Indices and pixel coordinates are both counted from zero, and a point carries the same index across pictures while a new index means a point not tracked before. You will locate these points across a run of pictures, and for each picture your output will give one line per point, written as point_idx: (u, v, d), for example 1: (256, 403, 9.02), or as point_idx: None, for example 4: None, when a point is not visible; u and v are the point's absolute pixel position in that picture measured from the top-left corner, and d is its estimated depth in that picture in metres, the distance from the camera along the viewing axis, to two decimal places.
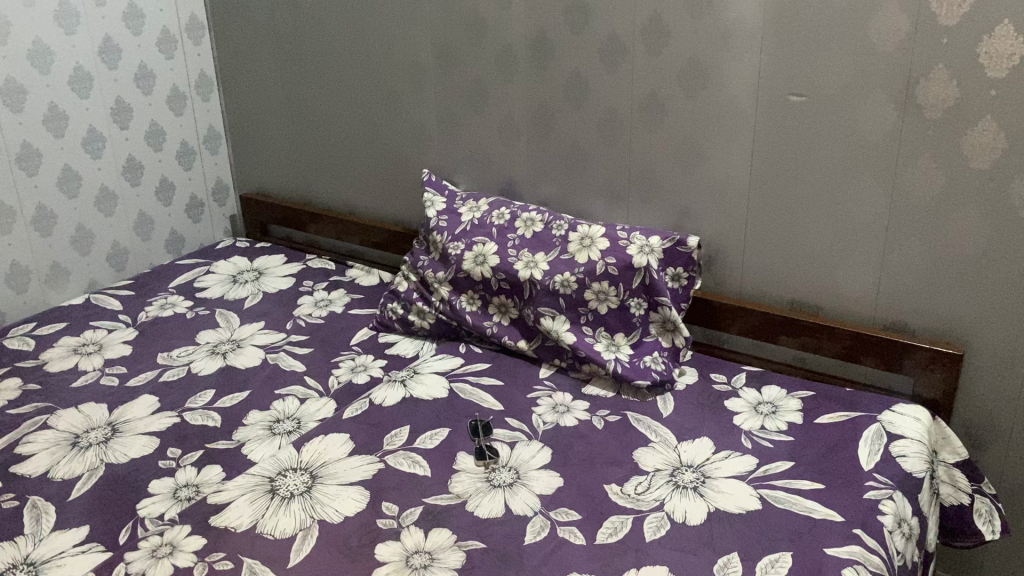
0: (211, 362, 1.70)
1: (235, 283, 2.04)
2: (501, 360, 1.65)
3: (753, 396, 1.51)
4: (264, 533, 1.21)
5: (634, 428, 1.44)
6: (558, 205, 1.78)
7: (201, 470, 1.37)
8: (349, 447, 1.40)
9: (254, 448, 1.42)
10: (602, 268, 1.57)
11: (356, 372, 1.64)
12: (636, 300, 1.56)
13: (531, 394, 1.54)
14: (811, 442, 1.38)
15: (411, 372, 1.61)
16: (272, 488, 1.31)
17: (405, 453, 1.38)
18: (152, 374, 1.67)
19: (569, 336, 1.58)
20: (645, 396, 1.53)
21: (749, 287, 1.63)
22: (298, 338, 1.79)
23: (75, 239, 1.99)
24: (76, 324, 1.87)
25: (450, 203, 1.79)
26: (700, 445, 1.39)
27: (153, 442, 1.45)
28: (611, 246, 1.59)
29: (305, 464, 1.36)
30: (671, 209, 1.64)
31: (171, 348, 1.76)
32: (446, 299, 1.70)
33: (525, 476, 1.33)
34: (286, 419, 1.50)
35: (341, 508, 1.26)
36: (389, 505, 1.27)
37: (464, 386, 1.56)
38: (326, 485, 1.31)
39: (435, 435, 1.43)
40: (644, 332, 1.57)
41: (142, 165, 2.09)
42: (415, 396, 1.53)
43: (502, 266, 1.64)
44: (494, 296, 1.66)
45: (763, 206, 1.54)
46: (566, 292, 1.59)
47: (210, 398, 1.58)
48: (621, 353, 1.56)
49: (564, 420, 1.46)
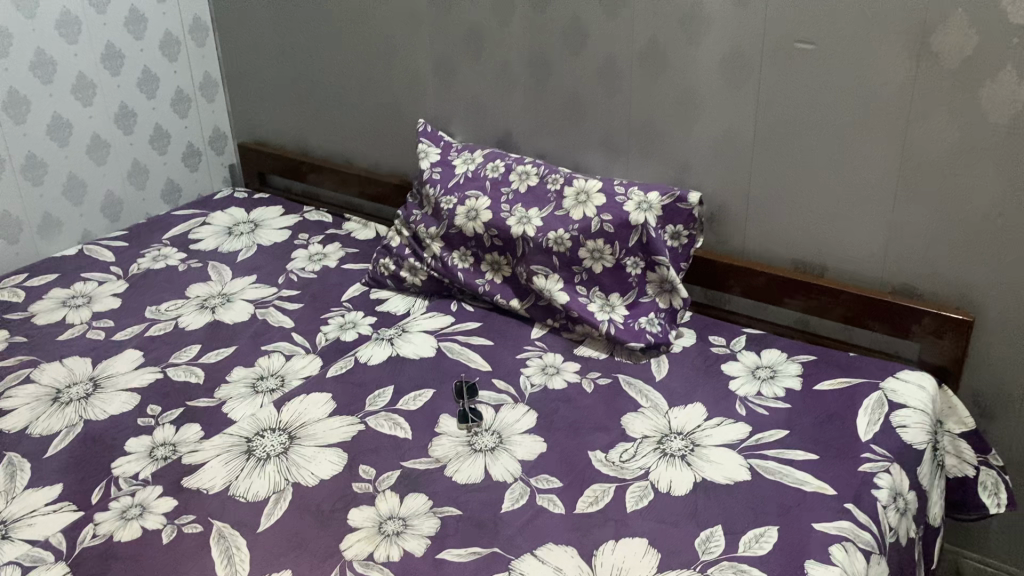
0: (199, 317, 1.67)
1: (230, 235, 2.00)
2: (493, 319, 1.60)
3: (752, 359, 1.45)
4: (237, 495, 1.19)
5: (624, 392, 1.39)
6: (557, 158, 1.71)
7: (180, 429, 1.35)
8: (330, 406, 1.36)
9: (235, 406, 1.39)
10: (597, 226, 1.51)
11: (344, 329, 1.60)
12: (633, 259, 1.50)
13: (521, 354, 1.49)
14: (808, 411, 1.32)
15: (400, 330, 1.57)
16: (248, 448, 1.27)
17: (387, 414, 1.34)
18: (139, 328, 1.64)
19: (562, 295, 1.53)
20: (639, 359, 1.48)
21: (752, 246, 1.56)
22: (289, 293, 1.75)
23: (67, 189, 1.96)
24: (67, 275, 1.84)
25: (445, 155, 1.73)
26: (692, 411, 1.34)
27: (134, 398, 1.43)
28: (607, 202, 1.52)
29: (285, 423, 1.33)
30: (672, 163, 1.57)
31: (160, 301, 1.73)
32: (438, 255, 1.65)
33: (508, 441, 1.29)
34: (271, 377, 1.47)
35: (317, 471, 1.23)
36: (366, 468, 1.24)
37: (453, 346, 1.52)
38: (304, 446, 1.28)
39: (420, 395, 1.39)
40: (640, 293, 1.51)
41: (135, 113, 2.04)
42: (402, 354, 1.49)
43: (495, 222, 1.58)
44: (486, 253, 1.61)
45: (767, 161, 1.46)
46: (560, 250, 1.53)
47: (195, 354, 1.55)
48: (615, 314, 1.51)
49: (553, 382, 1.42)
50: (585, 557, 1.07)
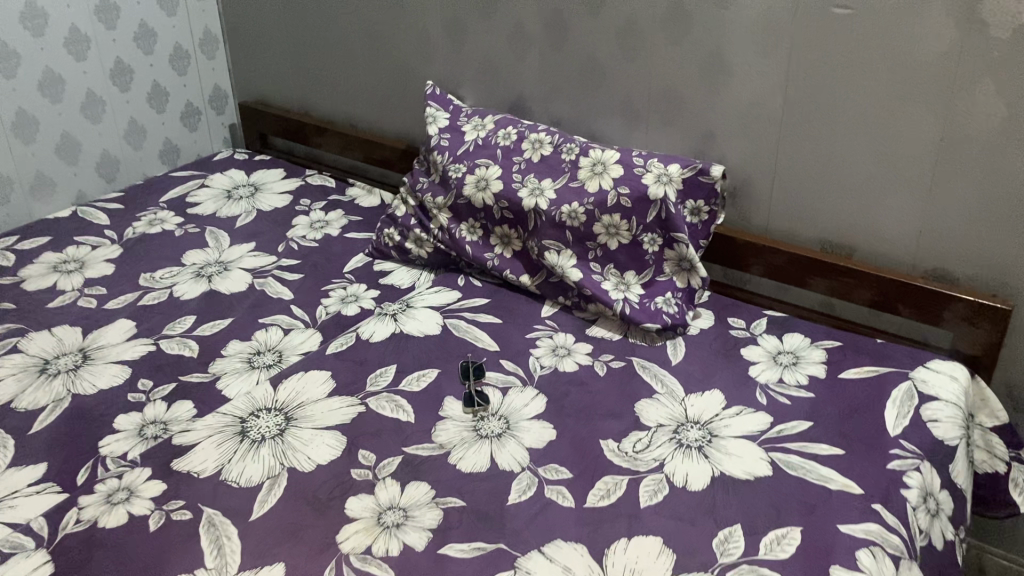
0: (195, 286, 1.60)
1: (230, 199, 1.93)
2: (502, 295, 1.53)
3: (773, 344, 1.38)
4: (229, 481, 1.13)
5: (639, 376, 1.32)
6: (571, 126, 1.62)
7: (171, 406, 1.29)
8: (329, 386, 1.30)
9: (230, 383, 1.33)
10: (614, 199, 1.43)
11: (346, 303, 1.53)
12: (650, 235, 1.43)
13: (530, 334, 1.42)
14: (833, 402, 1.25)
15: (405, 305, 1.50)
16: (242, 430, 1.21)
17: (389, 395, 1.28)
18: (132, 297, 1.57)
19: (575, 272, 1.45)
20: (654, 341, 1.41)
21: (777, 224, 1.47)
22: (289, 262, 1.67)
23: (61, 147, 1.88)
24: (59, 238, 1.77)
25: (454, 120, 1.65)
26: (710, 398, 1.27)
27: (124, 371, 1.36)
28: (624, 175, 1.44)
29: (281, 403, 1.26)
30: (694, 133, 1.48)
31: (154, 268, 1.66)
32: (445, 227, 1.58)
33: (515, 427, 1.22)
34: (267, 352, 1.41)
35: (313, 456, 1.17)
36: (365, 453, 1.17)
37: (459, 323, 1.44)
38: (301, 428, 1.21)
39: (424, 375, 1.32)
40: (657, 271, 1.44)
41: (132, 69, 1.95)
42: (406, 331, 1.42)
43: (506, 193, 1.51)
44: (496, 226, 1.53)
45: (797, 134, 1.37)
46: (574, 224, 1.45)
47: (189, 325, 1.49)
48: (630, 293, 1.43)
49: (564, 365, 1.35)
50: (596, 556, 1.01)
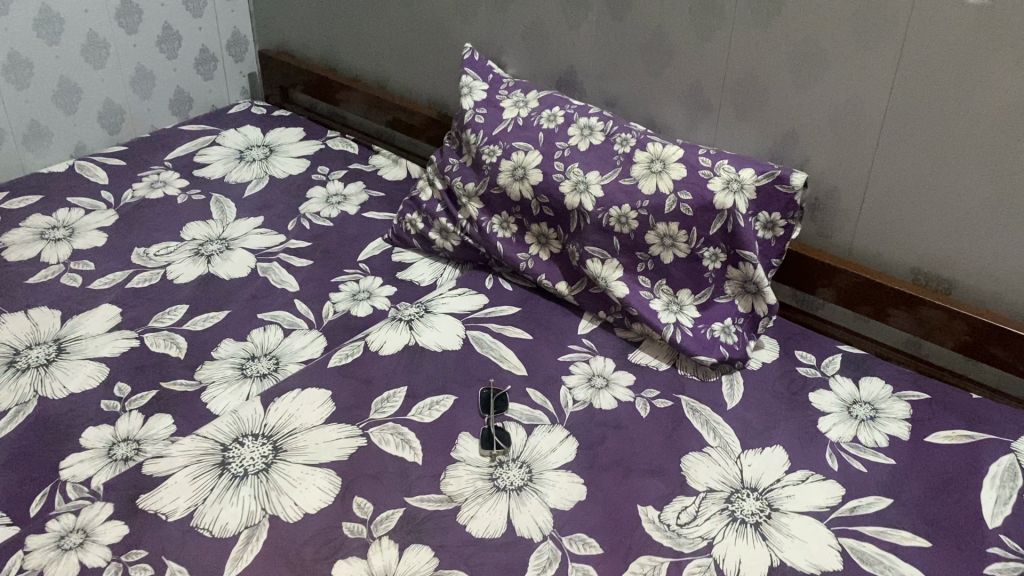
0: (192, 267, 1.43)
1: (241, 161, 1.74)
2: (534, 304, 1.33)
3: (847, 390, 1.18)
4: (200, 528, 0.97)
5: (687, 421, 1.13)
6: (626, 109, 1.41)
7: (148, 421, 1.12)
8: (327, 409, 1.12)
9: (217, 397, 1.16)
10: (673, 205, 1.22)
11: (357, 301, 1.35)
12: (711, 250, 1.22)
13: (564, 356, 1.23)
14: (918, 474, 1.05)
15: (423, 309, 1.31)
16: (222, 461, 1.04)
17: (394, 427, 1.10)
18: (121, 276, 1.40)
19: (620, 287, 1.26)
20: (708, 377, 1.21)
21: (862, 247, 1.25)
22: (298, 245, 1.49)
23: (58, 94, 1.69)
24: (51, 199, 1.60)
25: (492, 94, 1.43)
26: (770, 458, 1.08)
27: (101, 371, 1.20)
28: (686, 177, 1.22)
29: (270, 428, 1.09)
30: (773, 132, 1.25)
31: (149, 242, 1.49)
32: (474, 219, 1.38)
33: (539, 479, 1.04)
34: (262, 358, 1.23)
35: (301, 502, 1.00)
36: (361, 502, 1.00)
37: (483, 338, 1.25)
38: (290, 464, 1.04)
39: (438, 404, 1.14)
40: (717, 292, 1.24)
41: (140, 9, 1.74)
42: (421, 344, 1.24)
43: (546, 187, 1.30)
44: (532, 223, 1.33)
45: (899, 147, 1.14)
46: (622, 230, 1.25)
47: (181, 316, 1.32)
48: (683, 317, 1.24)
49: (601, 400, 1.16)
50: None
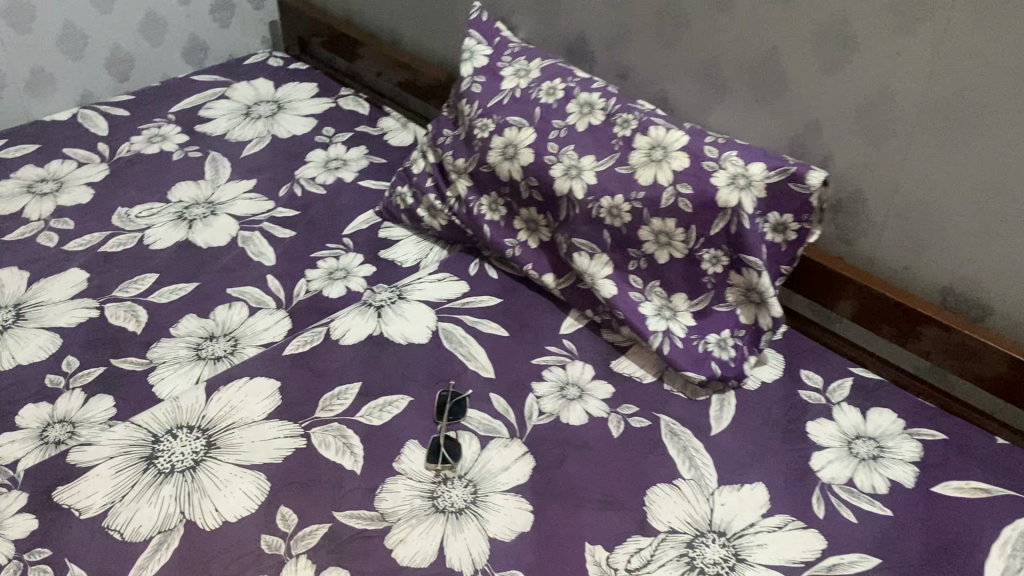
0: (171, 232, 1.36)
1: (246, 117, 1.66)
2: (518, 297, 1.22)
3: (852, 422, 1.04)
4: (110, 529, 0.90)
5: (663, 446, 1.01)
6: (639, 84, 1.26)
7: (88, 402, 1.07)
8: (272, 403, 1.04)
9: (164, 380, 1.10)
10: (670, 199, 1.08)
11: (332, 280, 1.26)
12: (712, 253, 1.08)
13: (539, 359, 1.12)
14: (916, 532, 0.92)
15: (397, 294, 1.21)
16: (150, 454, 0.98)
17: (338, 429, 1.02)
18: (98, 238, 1.35)
19: (607, 286, 1.14)
20: (696, 395, 1.08)
21: (886, 258, 1.10)
22: (284, 213, 1.40)
23: (62, 39, 1.63)
24: (46, 149, 1.56)
25: (494, 59, 1.30)
26: (747, 498, 0.95)
27: (53, 343, 1.15)
28: (687, 168, 1.08)
29: (207, 420, 1.02)
30: (793, 122, 1.09)
31: (134, 203, 1.43)
32: (463, 198, 1.27)
33: (483, 502, 0.95)
34: (220, 339, 1.16)
35: (222, 509, 0.93)
36: (286, 514, 0.93)
37: (454, 332, 1.15)
38: (219, 463, 0.97)
39: (391, 405, 1.05)
40: (717, 299, 1.10)
41: None
42: (386, 335, 1.14)
43: (536, 169, 1.17)
44: (521, 207, 1.21)
45: (931, 151, 0.98)
46: (613, 223, 1.12)
47: (148, 287, 1.25)
48: (675, 325, 1.11)
49: (570, 413, 1.05)
50: None
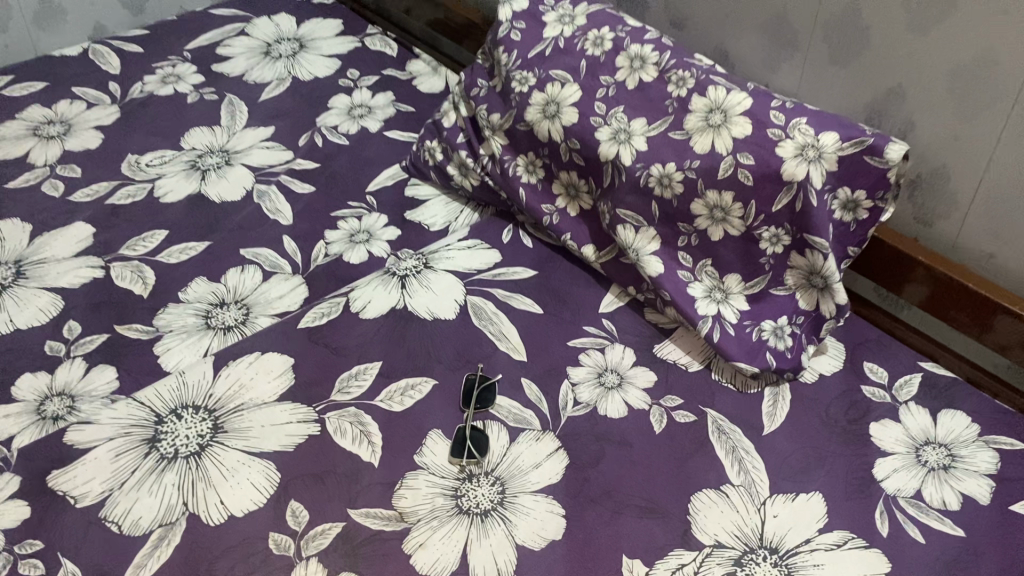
0: (183, 184, 1.27)
1: (266, 56, 1.55)
2: (554, 269, 1.12)
3: (920, 425, 0.94)
4: (107, 521, 0.84)
5: (710, 445, 0.92)
6: (696, 33, 1.15)
7: (89, 373, 0.99)
8: (284, 383, 0.97)
9: (171, 351, 1.02)
10: (728, 170, 0.97)
11: (353, 244, 1.16)
12: (772, 231, 0.97)
13: (576, 341, 1.03)
14: (991, 557, 0.82)
15: (422, 263, 1.11)
16: (153, 437, 0.90)
17: (356, 415, 0.94)
18: (105, 189, 1.26)
19: (652, 262, 1.03)
20: (747, 388, 0.99)
21: (970, 242, 0.98)
22: (304, 165, 1.30)
23: None
24: (53, 87, 1.46)
25: (535, 2, 1.16)
26: (803, 509, 0.86)
27: (54, 305, 1.07)
28: (749, 136, 0.96)
29: (215, 400, 0.94)
30: (873, 85, 0.97)
31: (145, 150, 1.34)
32: (496, 157, 1.16)
33: (511, 504, 0.87)
34: (232, 307, 1.08)
35: (227, 502, 0.86)
36: (297, 509, 0.86)
37: (484, 307, 1.06)
38: (226, 450, 0.90)
39: (413, 388, 0.97)
40: (774, 282, 0.99)
41: None
42: (410, 309, 1.05)
43: (580, 130, 1.06)
44: (560, 170, 1.11)
45: None
46: (662, 194, 1.01)
47: (157, 244, 1.17)
48: (726, 309, 1.01)
49: (608, 404, 0.95)
50: None
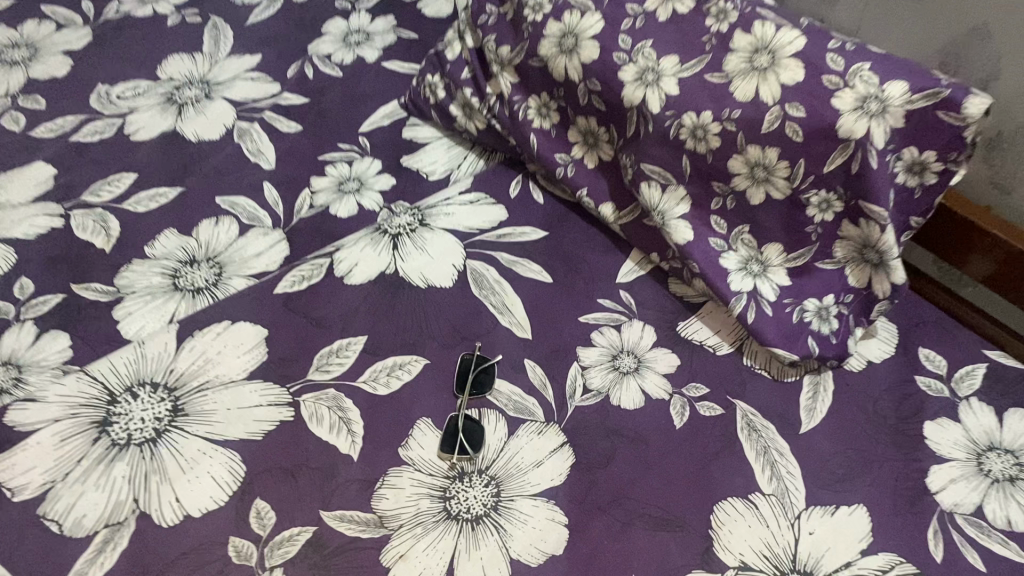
0: (156, 120, 1.14)
1: None
2: (566, 231, 1.00)
3: (985, 427, 0.80)
4: (46, 520, 0.74)
5: (739, 444, 0.80)
6: None
7: (39, 339, 0.88)
8: (256, 357, 0.86)
9: (131, 316, 0.91)
10: (774, 123, 0.80)
11: (341, 194, 1.03)
12: (821, 195, 0.81)
13: (588, 316, 0.91)
14: None
15: (418, 220, 0.99)
16: (104, 419, 0.80)
17: (335, 399, 0.82)
18: (71, 124, 1.13)
19: (680, 229, 0.90)
20: (783, 377, 0.86)
21: None
22: (291, 100, 1.16)
23: None
24: (22, 6, 1.32)
25: None
26: (844, 526, 0.75)
27: (6, 259, 0.96)
28: (801, 82, 0.78)
29: (176, 377, 0.83)
30: (953, 22, 0.80)
31: (117, 79, 1.20)
32: (505, 98, 1.02)
33: (507, 510, 0.75)
34: (202, 265, 0.96)
35: (183, 500, 0.75)
36: (263, 509, 0.75)
37: (485, 275, 0.94)
38: (184, 437, 0.79)
39: (401, 368, 0.85)
40: (820, 254, 0.85)
41: None
42: (402, 274, 0.93)
43: (600, 69, 0.91)
44: (577, 115, 0.97)
45: None
46: (694, 148, 0.86)
47: (123, 190, 1.04)
48: (764, 285, 0.87)
49: (622, 393, 0.84)
50: None
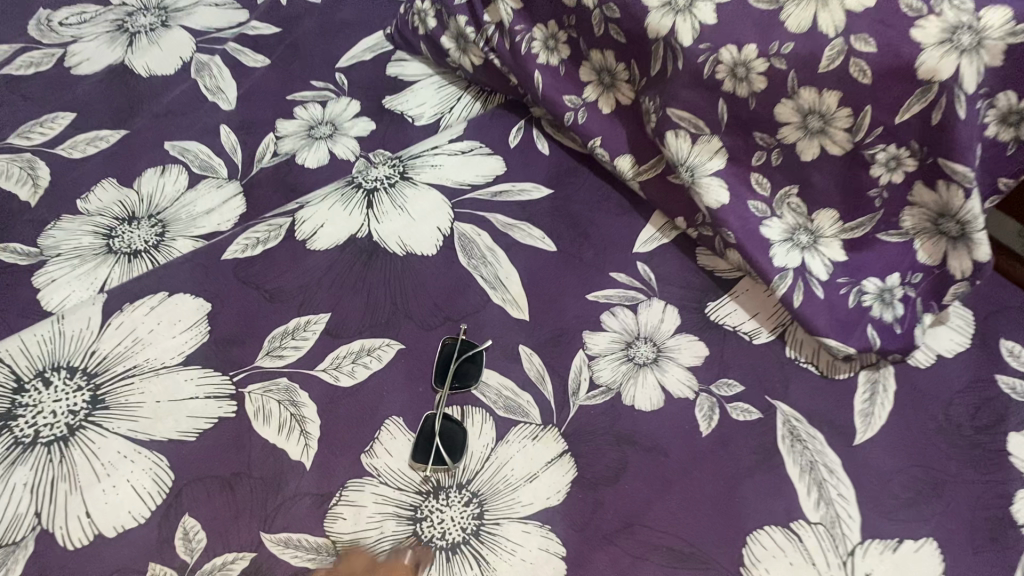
0: (103, 51, 0.97)
1: None
2: (575, 189, 0.84)
3: None
4: None
5: (779, 458, 0.65)
6: None
7: None
8: (195, 338, 0.71)
9: (55, 283, 0.76)
10: (835, 60, 0.63)
11: (310, 140, 0.88)
12: (888, 151, 0.65)
13: (597, 292, 0.75)
14: None
15: (399, 173, 0.83)
16: (7, 412, 0.65)
17: (287, 391, 0.68)
18: (5, 54, 0.98)
19: (711, 189, 0.74)
20: (835, 374, 0.71)
21: None
22: (260, 29, 1.00)
23: None
24: None
25: None
26: (908, 567, 0.60)
27: None
28: (871, 7, 0.60)
29: (97, 361, 0.69)
30: None
31: (63, 4, 1.04)
32: (505, 28, 0.85)
33: (489, 537, 0.61)
34: (143, 223, 0.80)
35: (96, 516, 0.62)
36: (191, 530, 0.61)
37: (475, 241, 0.78)
38: (102, 436, 0.65)
39: (369, 355, 0.71)
40: (885, 224, 0.69)
41: None
42: (378, 238, 0.77)
43: None
44: (591, 49, 0.80)
45: None
46: (732, 90, 0.70)
47: (58, 131, 0.89)
48: (812, 259, 0.71)
49: (635, 390, 0.69)
50: None
